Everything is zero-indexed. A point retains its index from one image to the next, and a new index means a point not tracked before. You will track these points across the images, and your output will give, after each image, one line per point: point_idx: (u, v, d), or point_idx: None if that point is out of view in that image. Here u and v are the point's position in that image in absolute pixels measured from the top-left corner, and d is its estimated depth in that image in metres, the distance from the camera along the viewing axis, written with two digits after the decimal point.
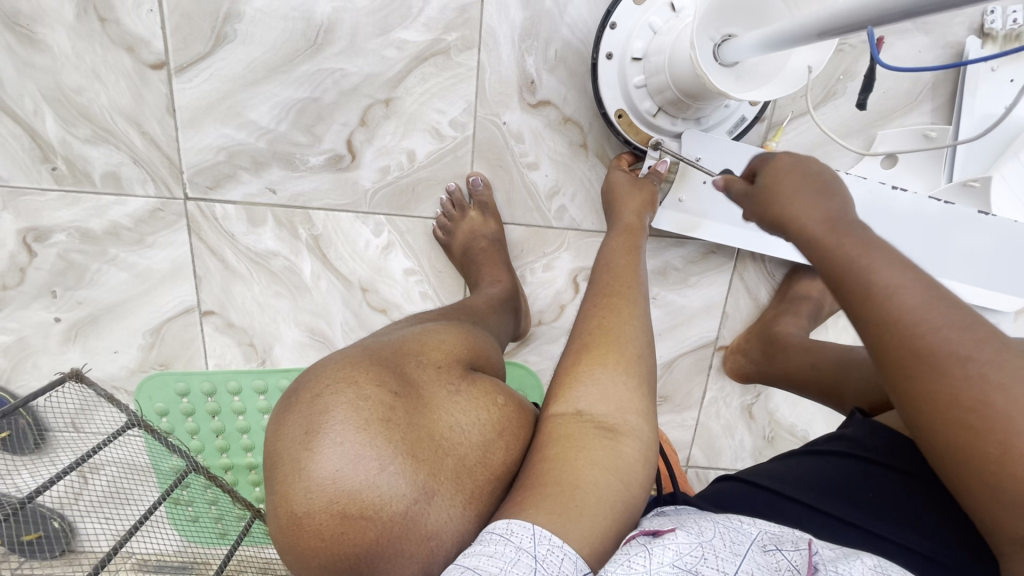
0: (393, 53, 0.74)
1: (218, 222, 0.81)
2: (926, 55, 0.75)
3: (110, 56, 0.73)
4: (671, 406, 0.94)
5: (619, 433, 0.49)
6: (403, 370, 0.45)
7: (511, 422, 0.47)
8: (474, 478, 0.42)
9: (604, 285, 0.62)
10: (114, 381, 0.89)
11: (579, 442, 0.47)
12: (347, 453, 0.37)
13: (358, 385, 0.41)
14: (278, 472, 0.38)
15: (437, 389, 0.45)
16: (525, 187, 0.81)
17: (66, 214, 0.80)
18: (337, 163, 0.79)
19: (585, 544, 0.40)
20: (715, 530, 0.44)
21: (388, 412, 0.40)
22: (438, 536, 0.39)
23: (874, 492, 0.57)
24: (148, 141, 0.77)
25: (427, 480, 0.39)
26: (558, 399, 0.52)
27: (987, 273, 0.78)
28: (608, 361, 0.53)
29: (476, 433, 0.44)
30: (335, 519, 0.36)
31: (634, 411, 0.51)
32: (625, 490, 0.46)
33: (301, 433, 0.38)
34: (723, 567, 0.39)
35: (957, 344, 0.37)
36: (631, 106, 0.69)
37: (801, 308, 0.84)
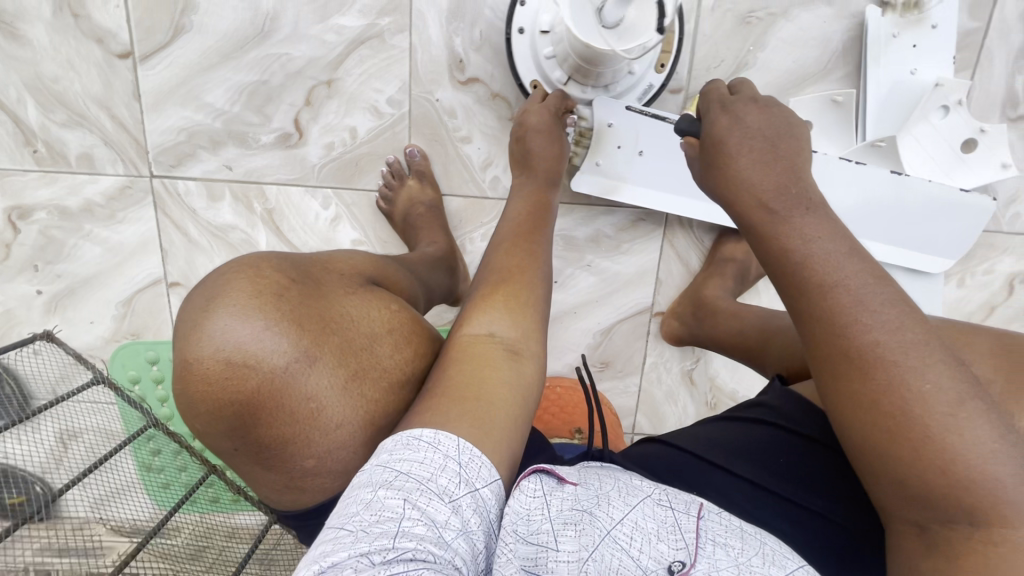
0: (332, 38, 0.81)
1: (181, 197, 0.89)
2: (831, 26, 0.80)
3: (83, 48, 0.82)
4: (613, 372, 0.97)
5: (523, 356, 0.55)
6: (306, 267, 0.51)
7: (402, 323, 0.53)
8: (359, 358, 0.48)
9: (513, 230, 0.66)
10: (91, 349, 0.96)
11: (488, 361, 0.53)
12: (238, 314, 0.43)
13: (258, 267, 0.47)
14: (179, 334, 0.44)
15: (334, 285, 0.51)
16: (460, 159, 0.87)
17: (46, 193, 0.89)
18: (286, 141, 0.86)
19: (497, 457, 0.47)
20: (615, 483, 0.51)
21: (282, 290, 0.46)
22: (318, 399, 0.44)
23: (786, 458, 0.62)
24: (117, 124, 0.85)
25: (311, 347, 0.45)
26: (470, 323, 0.57)
27: (915, 238, 0.82)
28: (517, 296, 0.59)
29: (365, 324, 0.49)
30: (221, 367, 0.41)
31: (537, 340, 0.57)
32: (525, 405, 0.53)
33: (202, 300, 0.44)
34: (612, 513, 0.46)
35: (907, 348, 0.42)
36: (544, 77, 0.75)
37: (727, 271, 0.87)
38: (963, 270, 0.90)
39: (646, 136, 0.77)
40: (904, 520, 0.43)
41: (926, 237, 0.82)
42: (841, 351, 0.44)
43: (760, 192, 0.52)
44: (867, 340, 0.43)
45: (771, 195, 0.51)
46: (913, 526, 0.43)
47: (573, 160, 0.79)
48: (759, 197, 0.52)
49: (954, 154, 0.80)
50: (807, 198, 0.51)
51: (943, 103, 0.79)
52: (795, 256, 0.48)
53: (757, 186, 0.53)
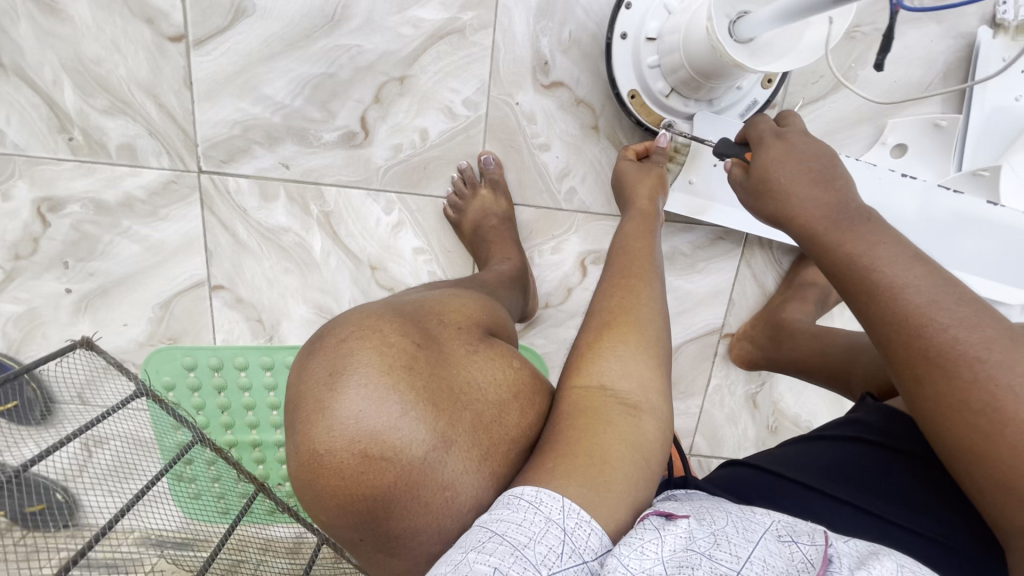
0: (408, 31, 0.75)
1: (231, 195, 0.82)
2: (937, 45, 0.77)
3: (130, 28, 0.75)
4: (676, 393, 0.94)
5: (641, 411, 0.51)
6: (424, 324, 0.49)
7: (526, 385, 0.51)
8: (490, 434, 0.46)
9: (621, 266, 0.62)
10: (122, 353, 0.89)
11: (604, 416, 0.49)
12: (371, 396, 0.41)
13: (383, 335, 0.45)
14: (303, 411, 0.42)
15: (457, 349, 0.49)
16: (536, 168, 0.81)
17: (81, 184, 0.81)
18: (351, 140, 0.79)
19: (610, 520, 0.43)
20: (728, 518, 0.45)
21: (411, 362, 0.44)
22: (453, 486, 0.43)
23: (884, 479, 0.56)
24: (164, 113, 0.78)
25: (445, 429, 0.43)
26: (581, 371, 0.53)
27: (1002, 270, 0.78)
28: (629, 339, 0.55)
29: (492, 391, 0.48)
30: (356, 459, 0.39)
31: (655, 391, 0.52)
32: (646, 466, 0.48)
33: (326, 375, 0.42)
34: (736, 553, 0.40)
35: (971, 343, 0.39)
36: (644, 87, 0.70)
37: (808, 295, 0.84)
38: None
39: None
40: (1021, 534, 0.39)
41: (1012, 270, 0.78)
42: (916, 354, 0.41)
43: (817, 213, 0.50)
44: (944, 339, 0.40)
45: (830, 214, 0.49)
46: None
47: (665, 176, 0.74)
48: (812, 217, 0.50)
49: None
50: (866, 213, 0.49)
51: None
52: (857, 265, 0.45)
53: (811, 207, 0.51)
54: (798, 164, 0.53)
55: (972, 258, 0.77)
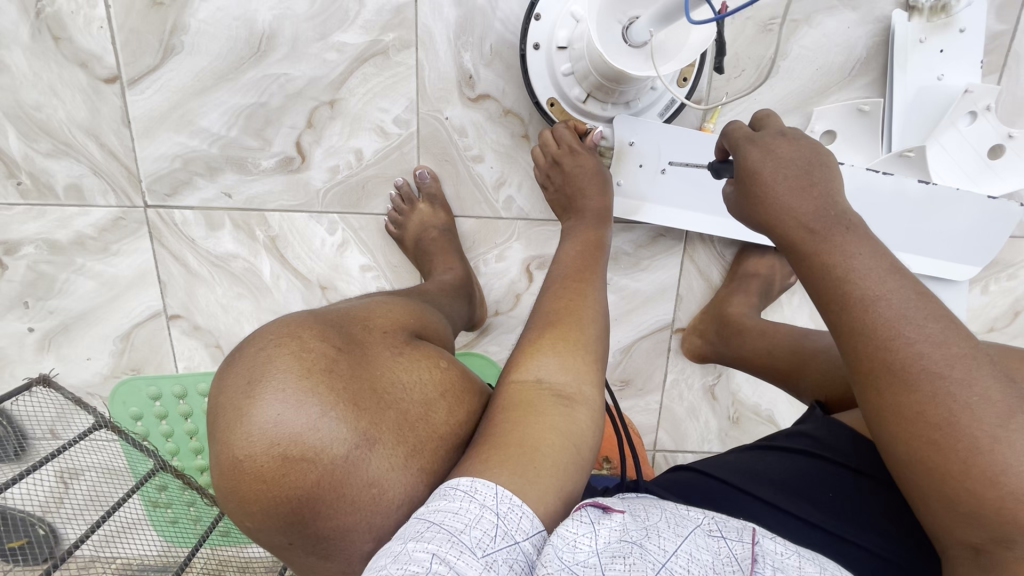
0: (333, 56, 0.77)
1: (178, 227, 0.84)
2: (855, 31, 0.77)
3: (65, 73, 0.77)
4: (634, 391, 0.95)
5: (575, 401, 0.52)
6: (346, 329, 0.50)
7: (454, 383, 0.52)
8: (417, 433, 0.46)
9: (565, 272, 0.64)
10: (88, 387, 0.91)
11: (537, 407, 0.50)
12: (288, 400, 0.41)
13: (301, 341, 0.45)
14: (223, 420, 0.41)
15: (382, 352, 0.49)
16: (472, 179, 0.83)
17: (34, 227, 0.84)
18: (288, 165, 0.81)
19: (540, 504, 0.44)
20: (663, 515, 0.45)
21: (331, 365, 0.44)
22: (379, 483, 0.43)
23: (835, 495, 0.55)
24: (106, 152, 0.81)
25: (368, 429, 0.43)
26: (518, 368, 0.54)
27: (954, 248, 0.79)
28: (566, 336, 0.56)
29: (418, 391, 0.48)
30: (276, 462, 0.39)
31: (589, 382, 0.54)
32: (578, 454, 0.49)
33: (244, 383, 0.42)
34: (664, 546, 0.40)
35: (932, 360, 0.38)
36: (562, 95, 0.71)
37: (751, 286, 0.84)
38: (986, 277, 0.88)
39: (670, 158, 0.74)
40: (958, 541, 0.39)
41: (965, 246, 0.79)
42: (884, 365, 0.40)
43: (801, 219, 0.47)
44: (912, 352, 0.39)
45: (806, 221, 0.46)
46: (968, 549, 0.38)
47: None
48: (796, 220, 0.47)
49: (980, 159, 0.77)
50: (849, 219, 0.46)
51: (970, 109, 0.76)
52: (835, 268, 0.43)
53: (795, 213, 0.47)
54: (783, 164, 0.49)
55: (927, 235, 0.78)
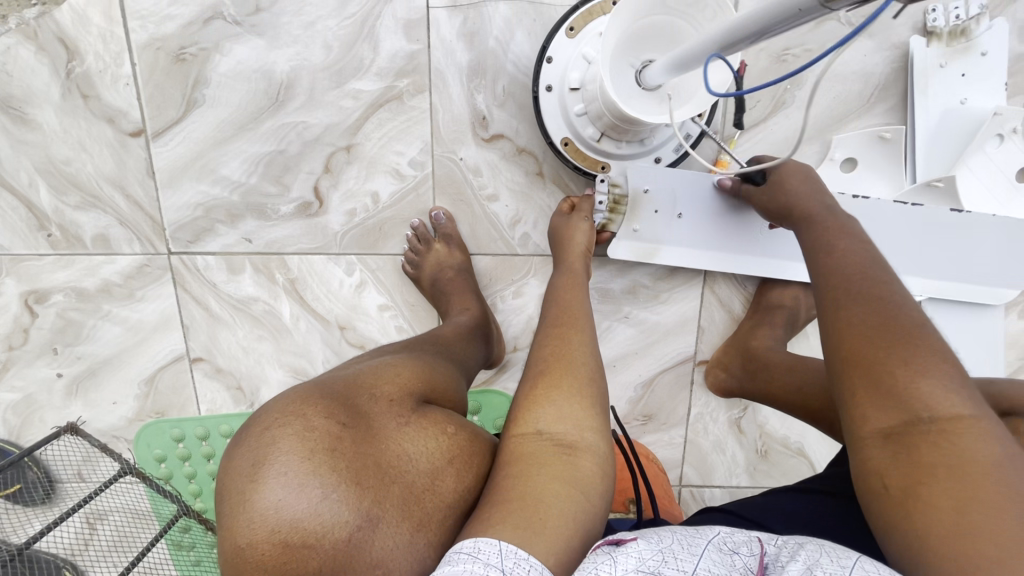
0: (349, 103, 0.78)
1: (200, 272, 0.86)
2: (872, 58, 0.76)
3: (93, 128, 0.80)
4: (657, 425, 0.93)
5: (578, 450, 0.51)
6: (350, 400, 0.49)
7: (461, 449, 0.50)
8: (423, 505, 0.45)
9: (554, 316, 0.63)
10: (114, 431, 0.92)
11: (538, 460, 0.49)
12: (291, 484, 0.40)
13: (305, 418, 0.44)
14: (227, 504, 0.41)
15: (388, 422, 0.48)
16: (487, 218, 0.83)
17: (62, 276, 0.86)
18: (307, 209, 0.83)
19: (550, 554, 0.42)
20: (674, 537, 0.44)
21: (334, 442, 0.44)
22: (385, 563, 0.41)
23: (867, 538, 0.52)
24: (131, 202, 0.83)
25: (371, 506, 0.42)
26: (518, 422, 0.53)
27: (989, 271, 0.76)
28: (562, 384, 0.55)
29: (423, 461, 0.47)
30: (278, 550, 0.38)
31: (591, 429, 0.52)
32: (584, 502, 0.48)
33: (248, 466, 0.41)
34: (682, 567, 0.39)
35: (877, 291, 0.51)
36: (576, 134, 0.71)
37: (776, 319, 0.81)
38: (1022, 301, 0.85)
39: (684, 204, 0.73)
40: (872, 432, 0.45)
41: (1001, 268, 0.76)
42: (845, 288, 0.52)
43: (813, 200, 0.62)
44: (870, 284, 0.51)
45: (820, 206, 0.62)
46: (879, 435, 0.44)
47: (609, 227, 0.75)
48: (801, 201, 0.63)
49: (1010, 182, 0.75)
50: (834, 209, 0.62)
51: (999, 131, 0.73)
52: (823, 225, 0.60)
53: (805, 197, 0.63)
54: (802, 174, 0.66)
55: (960, 259, 0.75)
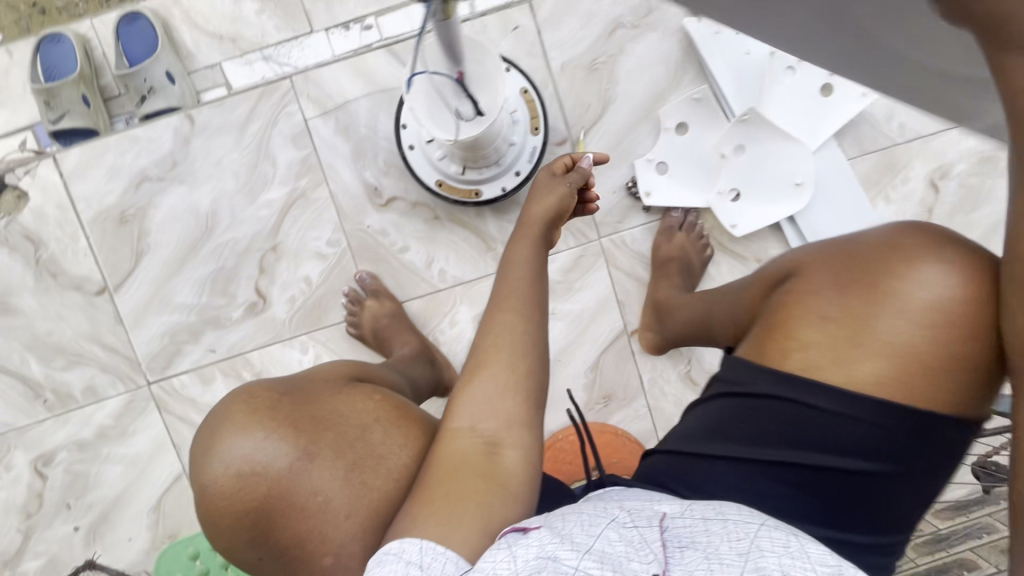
0: (265, 212, 0.93)
1: (179, 392, 0.97)
2: (665, 43, 0.91)
3: (66, 299, 0.95)
4: (618, 402, 0.99)
5: (502, 448, 0.53)
6: (296, 382, 0.58)
7: (391, 413, 0.57)
8: (354, 451, 0.53)
9: (499, 298, 0.61)
10: (133, 567, 0.98)
11: (463, 455, 0.52)
12: (241, 435, 0.51)
13: (254, 391, 0.54)
14: (198, 459, 0.52)
15: (325, 392, 0.56)
16: (405, 267, 0.95)
17: (64, 433, 0.97)
18: (255, 309, 0.95)
19: (466, 546, 0.47)
20: (578, 518, 0.47)
21: (276, 404, 0.53)
22: (323, 493, 0.51)
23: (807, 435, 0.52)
24: (109, 349, 0.96)
25: (308, 447, 0.51)
26: (452, 411, 0.55)
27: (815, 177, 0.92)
28: (499, 373, 0.56)
29: (354, 417, 0.55)
30: (234, 481, 0.49)
31: (519, 422, 0.55)
32: (507, 490, 0.51)
33: (211, 430, 0.52)
34: (577, 549, 0.43)
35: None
36: (444, 174, 0.85)
37: (672, 271, 0.90)
38: (884, 189, 0.94)
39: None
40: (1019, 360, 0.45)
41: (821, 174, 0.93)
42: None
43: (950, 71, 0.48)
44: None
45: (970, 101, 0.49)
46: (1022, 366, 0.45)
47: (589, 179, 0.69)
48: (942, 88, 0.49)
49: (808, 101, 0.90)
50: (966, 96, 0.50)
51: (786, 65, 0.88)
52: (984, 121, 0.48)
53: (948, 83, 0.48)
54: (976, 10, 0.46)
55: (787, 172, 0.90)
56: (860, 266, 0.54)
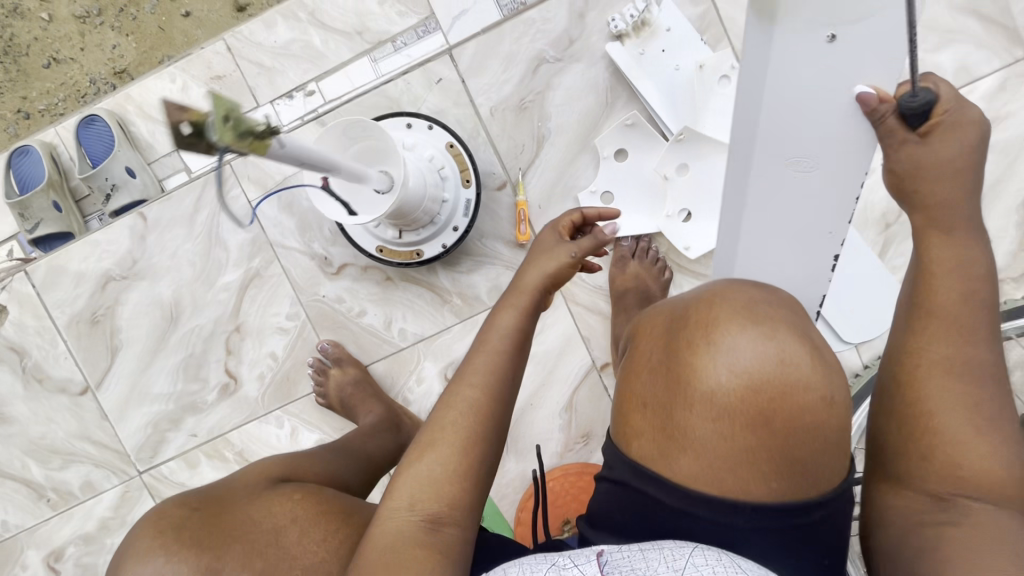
0: (224, 295, 0.96)
1: (168, 478, 0.99)
2: (591, 71, 0.89)
3: (54, 402, 0.99)
4: (599, 439, 0.96)
5: (444, 524, 0.52)
6: (217, 494, 0.61)
7: (307, 511, 0.60)
8: (264, 557, 0.55)
9: (471, 362, 0.61)
10: None
11: (404, 533, 0.51)
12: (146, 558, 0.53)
13: (166, 513, 0.57)
14: None
15: (241, 502, 0.60)
16: (365, 330, 0.96)
17: (70, 529, 1.01)
18: (228, 390, 0.97)
19: None
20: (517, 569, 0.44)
21: (184, 523, 0.56)
22: None
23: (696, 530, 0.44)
24: (99, 445, 1.00)
25: (213, 562, 0.53)
26: (396, 486, 0.54)
27: None
28: (449, 444, 0.55)
29: (268, 523, 0.57)
30: None
31: (462, 494, 0.54)
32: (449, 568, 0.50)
33: (120, 557, 0.55)
34: None
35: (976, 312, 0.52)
36: (383, 239, 0.85)
37: (629, 303, 0.87)
38: None
39: (794, 49, 0.53)
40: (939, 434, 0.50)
41: None
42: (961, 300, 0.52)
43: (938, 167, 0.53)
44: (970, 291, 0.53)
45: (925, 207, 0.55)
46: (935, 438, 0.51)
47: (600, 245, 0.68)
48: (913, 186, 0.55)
49: None
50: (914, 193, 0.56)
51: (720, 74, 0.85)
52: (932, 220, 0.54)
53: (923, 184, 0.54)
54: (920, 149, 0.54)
55: None
56: (685, 331, 0.48)
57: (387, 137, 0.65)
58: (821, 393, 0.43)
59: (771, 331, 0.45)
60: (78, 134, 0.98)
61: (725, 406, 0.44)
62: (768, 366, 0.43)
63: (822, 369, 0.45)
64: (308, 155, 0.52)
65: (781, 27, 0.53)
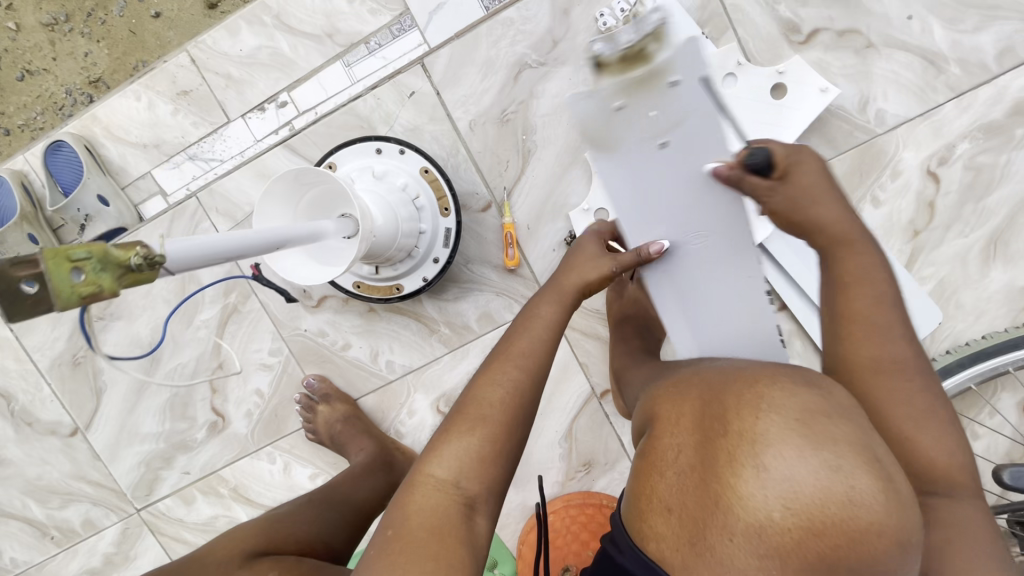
0: (204, 331, 0.92)
1: (166, 515, 0.98)
2: (577, 77, 0.81)
3: (46, 443, 0.98)
4: (602, 467, 0.91)
5: (475, 511, 0.46)
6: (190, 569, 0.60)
7: None
8: None
9: (513, 340, 0.53)
10: None
11: (440, 518, 0.44)
12: None
13: None
14: None
15: None
16: (352, 364, 0.91)
17: (75, 565, 1.01)
18: (216, 427, 0.95)
19: None
20: None
21: None
22: None
23: None
24: (94, 484, 0.99)
25: None
26: (432, 462, 0.47)
27: None
28: (492, 427, 0.48)
29: None
30: None
31: (497, 483, 0.47)
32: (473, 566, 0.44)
33: None
34: None
35: (880, 312, 0.49)
36: (359, 275, 0.79)
37: (628, 331, 0.80)
38: (869, 189, 0.80)
39: (642, 159, 0.48)
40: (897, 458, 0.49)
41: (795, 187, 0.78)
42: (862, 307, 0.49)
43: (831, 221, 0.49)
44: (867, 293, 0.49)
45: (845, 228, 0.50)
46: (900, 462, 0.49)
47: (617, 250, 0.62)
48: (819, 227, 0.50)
49: (759, 105, 0.76)
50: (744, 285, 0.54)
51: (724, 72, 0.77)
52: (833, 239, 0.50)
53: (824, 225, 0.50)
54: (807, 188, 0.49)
55: None
56: (718, 433, 0.40)
57: (335, 181, 0.59)
58: (894, 538, 0.35)
59: (836, 461, 0.36)
60: (45, 161, 0.91)
61: (770, 545, 0.36)
62: (830, 505, 0.35)
63: (892, 506, 0.36)
64: (228, 248, 0.42)
65: (625, 151, 0.48)
